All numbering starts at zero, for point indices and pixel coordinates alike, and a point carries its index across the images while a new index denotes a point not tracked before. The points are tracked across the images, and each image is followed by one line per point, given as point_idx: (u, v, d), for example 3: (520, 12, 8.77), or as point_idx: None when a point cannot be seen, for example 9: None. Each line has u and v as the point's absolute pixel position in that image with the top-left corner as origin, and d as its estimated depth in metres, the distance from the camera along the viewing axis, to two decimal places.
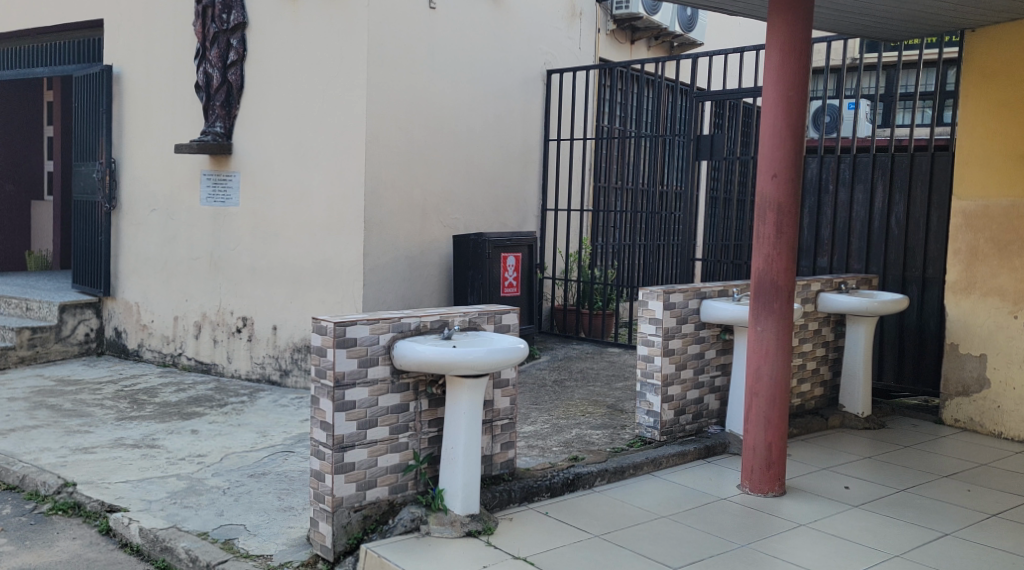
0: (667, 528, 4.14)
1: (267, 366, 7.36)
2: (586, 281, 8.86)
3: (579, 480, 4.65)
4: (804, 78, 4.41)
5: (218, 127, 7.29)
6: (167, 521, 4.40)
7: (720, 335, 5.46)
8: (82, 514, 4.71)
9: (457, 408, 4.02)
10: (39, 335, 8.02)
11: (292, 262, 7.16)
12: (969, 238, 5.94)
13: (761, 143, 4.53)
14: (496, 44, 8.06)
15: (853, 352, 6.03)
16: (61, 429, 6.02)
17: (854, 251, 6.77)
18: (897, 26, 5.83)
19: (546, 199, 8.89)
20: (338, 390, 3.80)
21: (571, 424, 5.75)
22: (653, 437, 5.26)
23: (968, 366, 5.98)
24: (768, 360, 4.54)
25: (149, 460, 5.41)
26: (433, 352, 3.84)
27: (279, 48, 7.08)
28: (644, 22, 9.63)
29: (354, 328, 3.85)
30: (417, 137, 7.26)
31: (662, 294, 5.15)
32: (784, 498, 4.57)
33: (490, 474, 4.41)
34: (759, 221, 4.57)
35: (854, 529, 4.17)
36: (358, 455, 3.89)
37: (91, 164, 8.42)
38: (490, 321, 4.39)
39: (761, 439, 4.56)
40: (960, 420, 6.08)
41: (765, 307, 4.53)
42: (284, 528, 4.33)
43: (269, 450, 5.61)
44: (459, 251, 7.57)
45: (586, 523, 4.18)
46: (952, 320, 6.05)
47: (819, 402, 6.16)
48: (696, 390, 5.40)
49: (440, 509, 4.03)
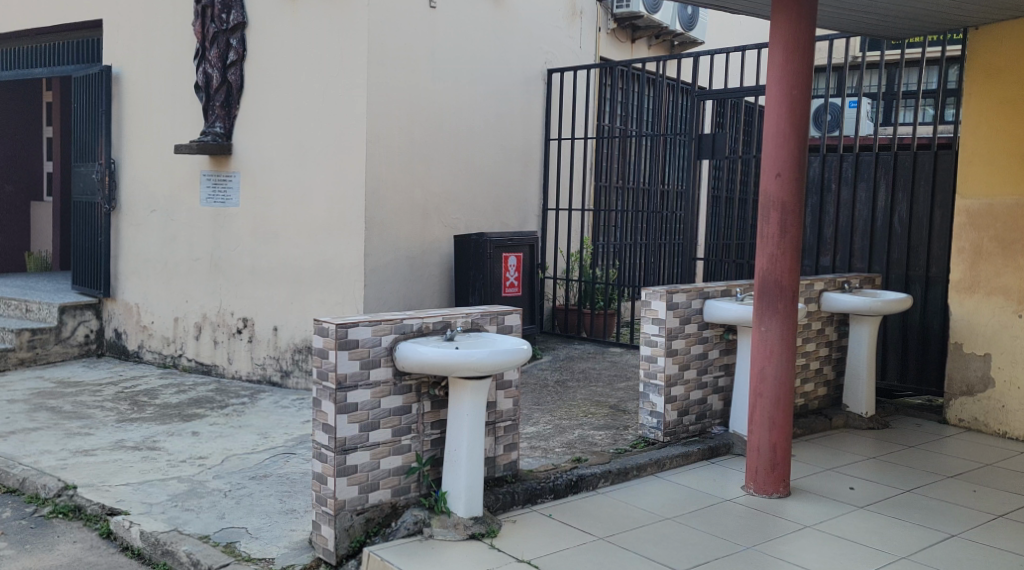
0: (672, 530, 4.11)
1: (268, 367, 7.33)
2: (587, 281, 8.82)
3: (583, 482, 4.62)
4: (808, 77, 4.38)
5: (218, 127, 7.26)
6: (168, 524, 4.37)
7: (722, 335, 5.44)
8: (82, 517, 4.68)
9: (459, 410, 3.99)
10: (39, 336, 8.00)
11: (292, 262, 7.13)
12: (973, 236, 5.91)
13: (764, 142, 4.50)
14: (497, 44, 8.04)
15: (856, 352, 6.00)
16: (61, 432, 5.99)
17: (857, 251, 6.75)
18: (900, 24, 5.79)
19: (547, 199, 8.86)
20: (339, 392, 3.77)
21: (574, 425, 5.72)
22: (656, 437, 5.23)
23: (972, 365, 5.95)
24: (773, 360, 4.50)
25: (150, 462, 5.38)
26: (435, 353, 3.81)
27: (279, 49, 7.05)
28: (644, 20, 9.61)
29: (355, 329, 3.82)
30: (418, 137, 7.23)
31: (665, 294, 5.12)
32: (789, 499, 4.55)
33: (493, 476, 4.38)
34: (762, 221, 4.55)
35: (860, 530, 4.14)
36: (360, 457, 3.86)
37: (90, 165, 8.40)
38: (493, 322, 4.36)
39: (766, 440, 4.53)
40: (964, 419, 6.05)
41: (769, 307, 4.50)
42: (286, 531, 4.30)
43: (271, 451, 5.59)
44: (460, 251, 7.54)
45: (590, 525, 4.16)
46: (955, 319, 6.03)
47: (823, 402, 6.14)
48: (699, 391, 5.37)
49: (442, 512, 4.00)
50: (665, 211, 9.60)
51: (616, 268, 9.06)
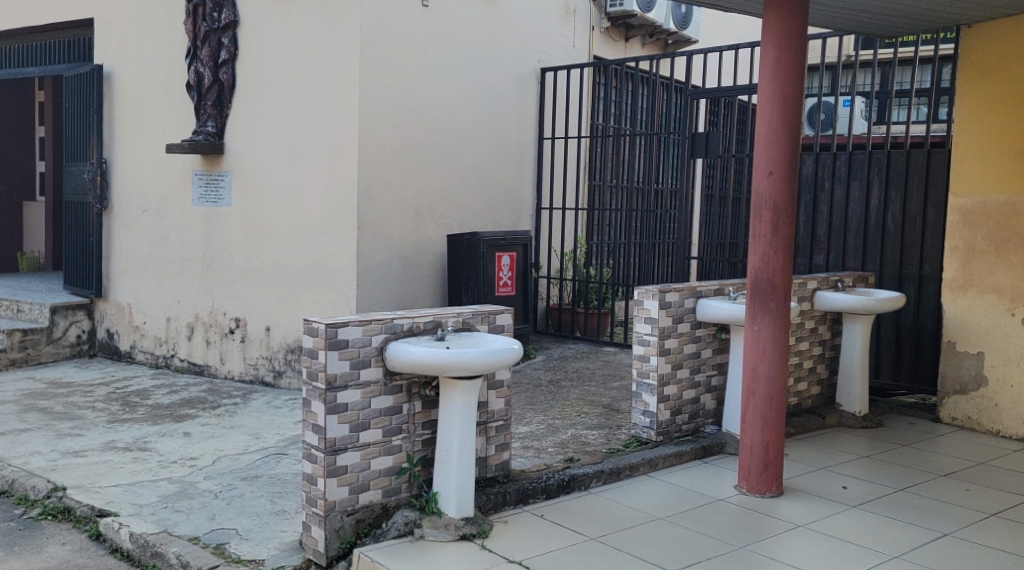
0: (664, 530, 4.09)
1: (260, 367, 7.30)
2: (581, 280, 8.82)
3: (575, 482, 4.60)
4: (800, 75, 4.37)
5: (209, 127, 7.24)
6: (157, 526, 4.34)
7: (716, 334, 5.42)
8: (72, 519, 4.65)
9: (451, 410, 3.97)
10: (30, 337, 7.96)
11: (285, 262, 7.10)
12: (966, 234, 5.90)
13: (757, 140, 4.48)
14: (490, 42, 8.03)
15: (850, 351, 5.98)
16: (51, 433, 5.96)
17: (851, 249, 6.75)
18: (893, 23, 5.78)
19: (541, 198, 8.84)
20: (330, 392, 3.75)
21: (567, 425, 5.70)
22: (649, 437, 5.21)
23: (965, 364, 5.95)
24: (765, 359, 4.48)
25: (141, 463, 5.36)
26: (426, 353, 3.79)
27: (271, 47, 7.02)
28: (638, 19, 9.64)
29: (345, 329, 3.79)
30: (411, 137, 7.21)
31: (658, 293, 5.11)
32: (782, 499, 4.53)
33: (485, 476, 4.36)
34: (755, 219, 4.52)
35: (852, 530, 4.12)
36: (350, 458, 3.84)
37: (83, 165, 8.34)
38: (484, 321, 4.33)
39: (758, 439, 4.51)
40: (957, 418, 6.04)
41: (762, 306, 4.48)
42: (276, 533, 4.27)
43: (263, 452, 5.57)
44: (454, 251, 7.51)
45: (582, 525, 4.13)
46: (949, 317, 6.02)
47: (816, 401, 6.12)
48: (692, 390, 5.35)
49: (434, 513, 3.98)
50: (660, 209, 9.60)
51: (610, 266, 9.05)
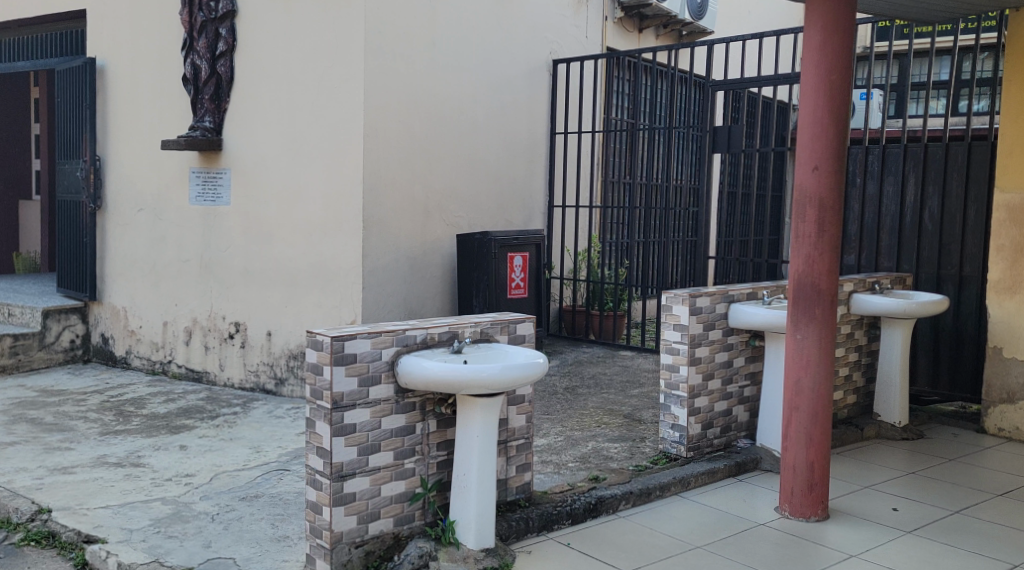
0: (704, 561, 3.73)
1: (261, 374, 6.94)
2: (597, 281, 8.46)
3: (602, 505, 4.22)
4: (848, 61, 3.99)
5: (207, 122, 6.86)
6: (148, 555, 3.97)
7: (748, 341, 5.05)
8: (56, 546, 4.29)
9: (469, 430, 3.60)
10: (22, 342, 7.59)
11: (286, 264, 6.73)
12: (1014, 232, 5.53)
13: (798, 133, 4.11)
14: (499, 32, 7.64)
15: (888, 357, 5.61)
16: (39, 447, 5.60)
17: (884, 249, 6.36)
18: (935, 6, 5.40)
19: (552, 195, 8.43)
20: (336, 412, 3.39)
21: (587, 437, 5.34)
22: (678, 453, 4.84)
23: (1013, 371, 5.57)
24: (809, 371, 4.12)
25: (133, 481, 5.00)
26: (442, 369, 3.42)
27: (271, 37, 6.64)
28: (652, 9, 9.25)
29: (353, 342, 3.43)
30: (417, 131, 6.84)
31: (688, 299, 4.73)
32: (828, 524, 4.16)
33: (504, 500, 4.00)
34: (798, 219, 4.14)
35: (911, 561, 3.75)
36: (359, 484, 3.48)
37: (75, 163, 7.99)
38: (504, 331, 3.96)
39: (802, 458, 4.15)
40: (1005, 429, 5.66)
41: (805, 314, 4.11)
42: (277, 563, 3.91)
43: (264, 468, 5.20)
44: (465, 251, 7.15)
45: (614, 556, 3.76)
46: (995, 322, 5.64)
47: (852, 411, 5.76)
48: (724, 401, 4.98)
49: (451, 543, 3.61)
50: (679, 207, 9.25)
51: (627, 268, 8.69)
